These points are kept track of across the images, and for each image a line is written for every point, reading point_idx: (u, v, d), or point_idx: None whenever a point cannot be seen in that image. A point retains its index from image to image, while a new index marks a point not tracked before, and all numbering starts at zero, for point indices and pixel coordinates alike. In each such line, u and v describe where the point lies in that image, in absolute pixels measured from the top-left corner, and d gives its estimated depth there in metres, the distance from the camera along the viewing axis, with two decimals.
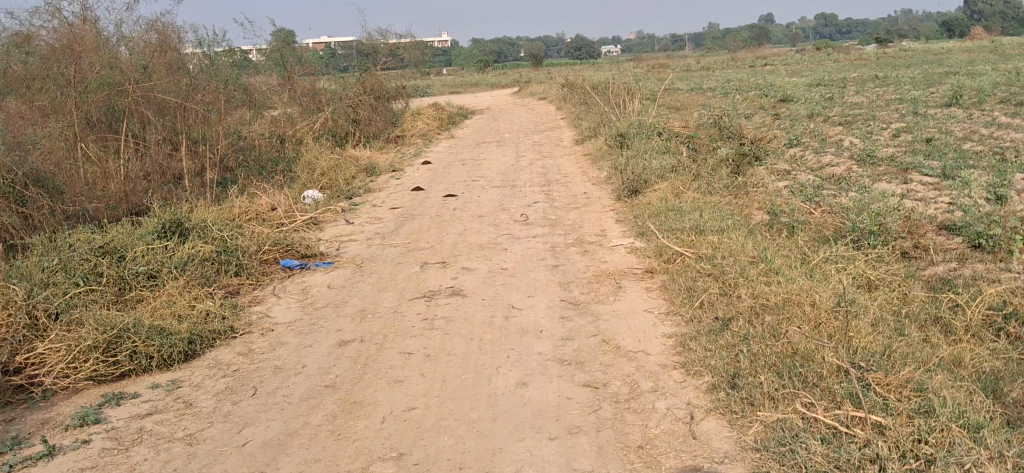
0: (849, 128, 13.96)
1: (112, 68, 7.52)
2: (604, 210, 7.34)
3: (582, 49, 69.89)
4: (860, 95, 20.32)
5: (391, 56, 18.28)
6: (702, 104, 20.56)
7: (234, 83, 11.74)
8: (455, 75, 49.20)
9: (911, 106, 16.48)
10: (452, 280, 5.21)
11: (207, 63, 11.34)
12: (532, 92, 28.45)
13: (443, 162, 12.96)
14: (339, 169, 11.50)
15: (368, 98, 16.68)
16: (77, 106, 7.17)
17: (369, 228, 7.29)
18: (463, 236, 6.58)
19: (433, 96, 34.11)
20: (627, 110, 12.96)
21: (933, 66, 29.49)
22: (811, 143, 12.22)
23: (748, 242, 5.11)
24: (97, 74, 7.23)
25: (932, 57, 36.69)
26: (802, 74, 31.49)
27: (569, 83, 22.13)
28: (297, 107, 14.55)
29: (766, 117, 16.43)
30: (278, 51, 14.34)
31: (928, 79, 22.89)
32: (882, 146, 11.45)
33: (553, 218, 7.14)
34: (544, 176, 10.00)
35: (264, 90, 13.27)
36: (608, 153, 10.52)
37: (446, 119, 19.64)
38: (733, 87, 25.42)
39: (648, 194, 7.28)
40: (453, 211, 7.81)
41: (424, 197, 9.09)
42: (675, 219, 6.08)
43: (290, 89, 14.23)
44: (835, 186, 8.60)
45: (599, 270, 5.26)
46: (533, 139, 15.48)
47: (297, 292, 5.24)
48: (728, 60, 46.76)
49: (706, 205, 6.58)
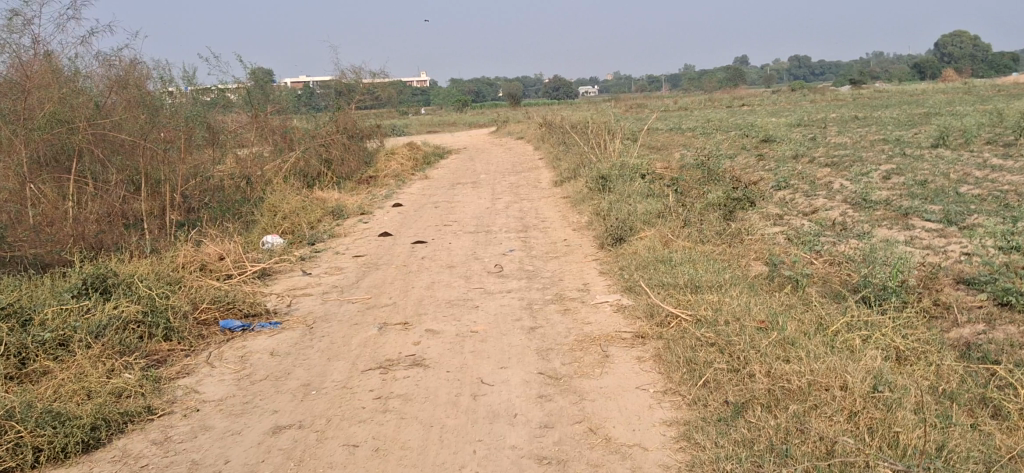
0: (837, 170, 13.42)
1: (66, 104, 7.07)
2: (586, 260, 6.70)
3: (561, 89, 69.72)
4: (842, 135, 19.84)
5: (364, 93, 17.68)
6: (683, 144, 20.04)
7: (196, 121, 11.12)
8: (433, 114, 48.76)
9: (897, 147, 15.99)
10: (415, 346, 4.54)
11: (165, 99, 10.71)
12: (509, 131, 27.95)
13: (415, 204, 12.30)
14: (303, 212, 10.84)
15: (339, 136, 16.04)
16: (22, 144, 6.72)
17: (327, 280, 6.61)
18: (430, 290, 5.92)
19: (409, 135, 33.48)
20: (608, 150, 12.39)
21: (913, 107, 29.18)
22: (800, 185, 11.65)
23: (751, 302, 4.47)
24: (46, 110, 6.87)
25: (907, 99, 36.54)
26: (780, 115, 31.14)
27: (548, 122, 21.60)
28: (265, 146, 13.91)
29: (750, 157, 15.92)
30: (246, 88, 13.74)
31: (911, 120, 22.50)
32: (874, 188, 10.89)
33: (530, 269, 6.49)
34: (520, 221, 9.36)
35: (230, 127, 12.65)
36: (589, 196, 9.92)
37: (421, 158, 19.04)
38: (713, 127, 24.97)
39: (633, 243, 6.64)
40: (421, 261, 7.15)
41: (391, 244, 8.43)
42: (665, 273, 5.43)
43: (257, 126, 13.59)
44: (833, 233, 8.00)
45: (582, 333, 4.60)
46: (510, 180, 14.86)
47: (235, 361, 4.54)
48: (705, 100, 46.59)
49: (699, 256, 5.94)
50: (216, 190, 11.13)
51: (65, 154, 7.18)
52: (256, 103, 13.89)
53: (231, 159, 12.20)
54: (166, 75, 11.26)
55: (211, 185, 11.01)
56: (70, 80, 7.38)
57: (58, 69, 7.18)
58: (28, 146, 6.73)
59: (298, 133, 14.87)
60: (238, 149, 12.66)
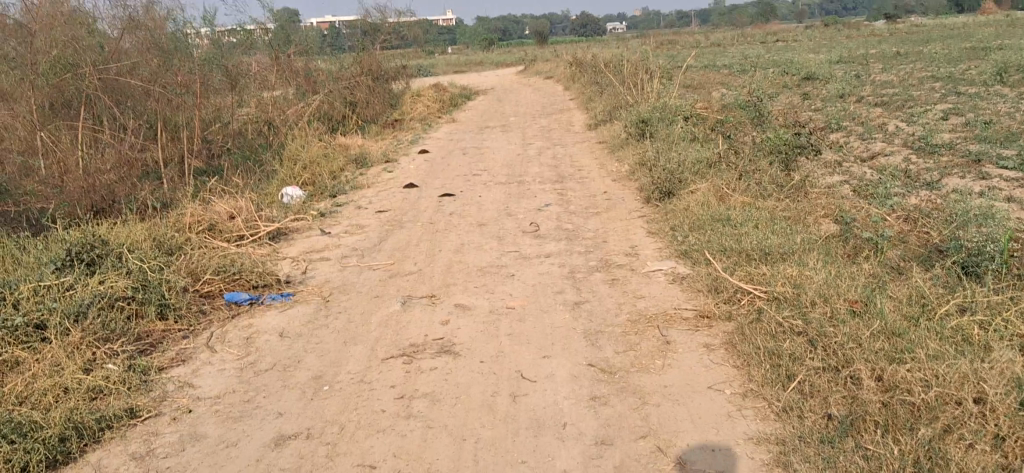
0: (890, 110, 12.62)
1: (72, 47, 6.49)
2: (631, 218, 6.05)
3: (589, 26, 68.33)
4: (888, 72, 18.92)
5: (389, 33, 16.94)
6: (720, 82, 19.19)
7: (212, 64, 10.52)
8: (459, 54, 47.78)
9: (950, 84, 15.12)
10: (444, 326, 3.95)
11: (180, 40, 10.06)
12: (538, 71, 27.12)
13: (443, 151, 11.66)
14: (324, 160, 10.23)
15: (364, 78, 15.36)
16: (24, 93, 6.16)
17: (348, 240, 6.03)
18: (459, 253, 5.32)
19: (434, 75, 32.66)
20: (646, 90, 11.67)
21: (958, 42, 27.99)
22: (854, 127, 10.89)
23: (834, 277, 3.82)
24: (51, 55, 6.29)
25: (948, 33, 35.22)
26: (818, 51, 30.02)
27: (579, 62, 20.77)
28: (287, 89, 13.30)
29: (793, 97, 15.11)
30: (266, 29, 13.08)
31: (958, 55, 21.46)
32: (935, 130, 10.12)
33: (570, 228, 5.86)
34: (555, 170, 8.70)
35: (251, 69, 12.03)
36: (629, 142, 9.25)
37: (448, 100, 18.35)
38: (750, 64, 24.02)
39: (683, 199, 5.98)
40: (449, 217, 6.55)
41: (418, 196, 7.83)
42: (725, 237, 4.78)
43: (277, 69, 12.94)
44: (899, 182, 7.29)
45: (636, 311, 3.99)
46: (541, 123, 14.16)
47: (238, 344, 3.98)
48: (737, 36, 45.31)
49: (761, 216, 5.28)
50: (234, 137, 10.55)
51: (66, 102, 6.58)
52: (277, 44, 13.21)
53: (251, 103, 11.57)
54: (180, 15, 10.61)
55: (229, 132, 10.44)
56: (77, 22, 6.78)
57: (62, 11, 6.59)
58: (30, 95, 6.17)
59: (320, 76, 14.19)
60: (258, 93, 12.02)
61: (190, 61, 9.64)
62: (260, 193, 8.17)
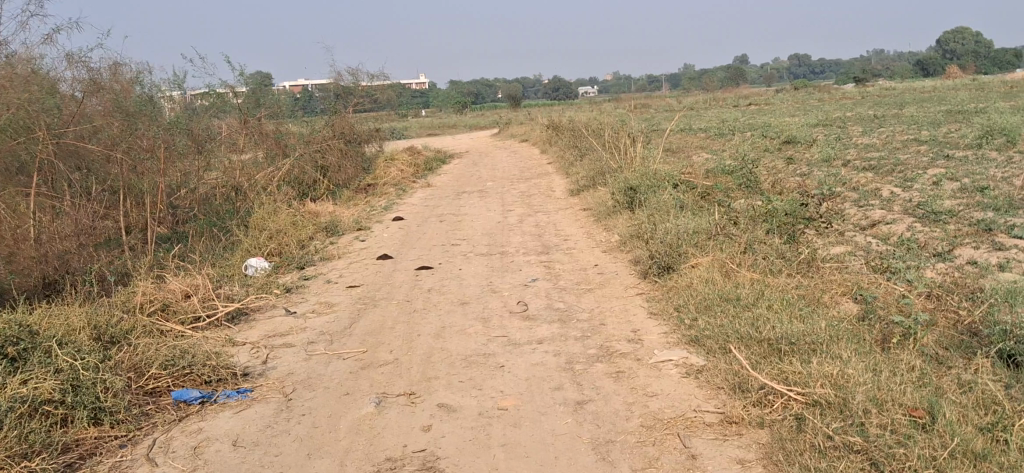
0: (880, 174, 12.26)
1: (22, 110, 5.96)
2: (628, 295, 5.53)
3: (562, 90, 68.69)
4: (868, 136, 18.71)
5: (362, 96, 16.51)
6: (699, 146, 18.89)
7: (176, 128, 10.01)
8: (431, 117, 47.52)
9: (935, 148, 14.87)
10: (426, 434, 3.39)
11: (144, 102, 9.57)
12: (512, 134, 26.80)
13: (418, 218, 11.14)
14: (294, 229, 9.69)
15: (337, 141, 14.89)
16: None
17: (316, 321, 5.47)
18: (441, 338, 4.78)
19: (407, 138, 32.29)
20: (630, 154, 11.25)
21: (932, 105, 28.03)
22: (847, 192, 10.51)
23: (877, 377, 3.33)
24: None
25: (918, 96, 35.47)
26: (792, 114, 29.96)
27: (555, 124, 20.42)
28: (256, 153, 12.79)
29: (776, 161, 14.77)
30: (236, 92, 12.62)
31: (937, 118, 21.36)
32: (932, 196, 9.73)
33: (563, 308, 5.33)
34: (539, 239, 8.20)
35: (218, 133, 11.53)
36: (616, 209, 8.79)
37: (422, 163, 17.91)
38: (727, 127, 23.83)
39: (685, 275, 5.48)
40: (428, 294, 6.02)
41: (394, 269, 7.30)
42: (740, 321, 4.29)
43: (247, 132, 12.44)
44: (909, 253, 6.84)
45: (648, 413, 3.45)
46: (519, 188, 13.69)
47: (183, 455, 3.37)
48: (709, 99, 45.43)
49: (777, 295, 4.78)
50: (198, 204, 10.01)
51: (14, 169, 6.03)
52: (247, 107, 12.74)
53: (218, 167, 11.04)
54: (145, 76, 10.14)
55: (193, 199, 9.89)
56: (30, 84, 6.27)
57: (14, 71, 6.08)
58: None
59: (291, 139, 13.70)
60: (226, 157, 11.50)
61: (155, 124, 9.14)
62: (223, 267, 7.61)
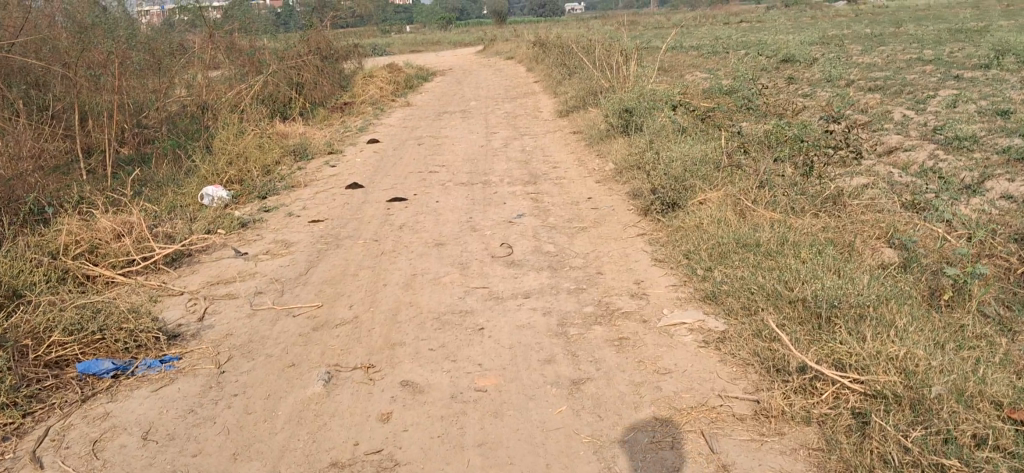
0: (888, 95, 11.49)
1: None
2: (627, 237, 4.82)
3: (548, 5, 67.04)
4: (869, 54, 17.86)
5: (339, 9, 15.54)
6: (692, 64, 18.01)
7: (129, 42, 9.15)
8: (414, 33, 46.11)
9: (941, 68, 14.09)
10: (384, 426, 2.71)
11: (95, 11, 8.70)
12: (498, 50, 25.77)
13: (395, 141, 10.35)
14: (258, 152, 8.91)
15: (312, 57, 13.97)
16: None
17: (269, 265, 4.77)
18: (411, 291, 4.08)
19: (389, 55, 31.19)
20: (623, 72, 10.45)
21: (931, 23, 27.07)
22: (857, 114, 9.76)
23: (951, 358, 2.66)
24: None
25: (913, 14, 34.41)
26: (787, 31, 28.94)
27: (543, 41, 19.46)
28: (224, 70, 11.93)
29: (775, 80, 13.97)
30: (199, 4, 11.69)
31: (939, 36, 20.49)
32: (949, 120, 8.99)
33: (554, 252, 4.62)
34: (526, 167, 7.46)
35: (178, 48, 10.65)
36: (610, 134, 8.05)
37: (403, 81, 17.01)
38: (721, 45, 22.90)
39: (694, 213, 4.76)
40: (399, 233, 5.30)
41: (365, 199, 6.58)
42: (767, 276, 3.60)
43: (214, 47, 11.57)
44: (937, 184, 6.13)
45: (663, 398, 2.78)
46: (504, 109, 12.87)
47: (80, 453, 2.70)
48: (699, 16, 44.15)
49: (803, 241, 4.09)
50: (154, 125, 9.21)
51: None
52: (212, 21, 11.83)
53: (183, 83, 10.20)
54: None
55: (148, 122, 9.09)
56: None
57: None
58: None
59: (262, 54, 12.79)
60: (189, 73, 10.64)
61: (107, 36, 8.29)
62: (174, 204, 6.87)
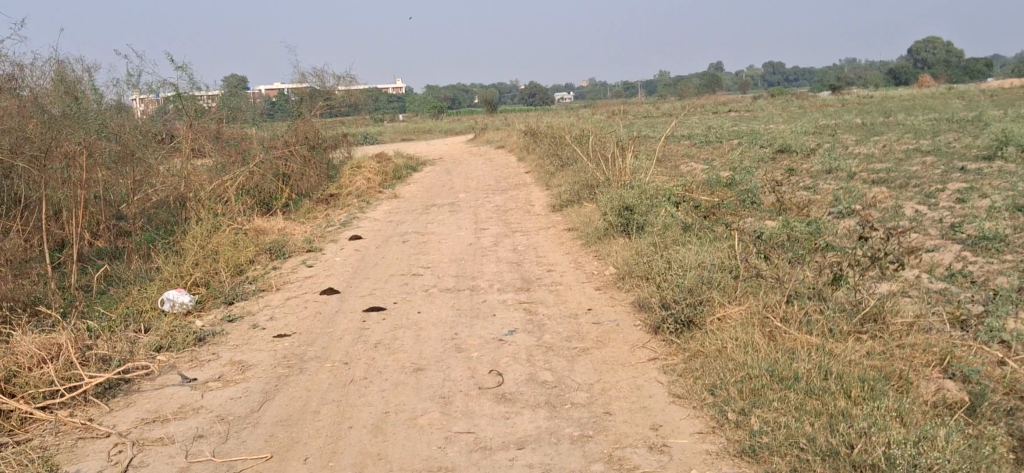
0: (896, 187, 10.93)
1: None
2: (636, 361, 4.15)
3: (537, 94, 67.31)
4: (866, 144, 17.44)
5: (328, 98, 15.07)
6: (687, 155, 17.52)
7: (101, 132, 8.58)
8: (404, 121, 45.98)
9: (944, 159, 13.62)
10: None
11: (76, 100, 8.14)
12: (488, 140, 25.40)
13: (379, 237, 9.70)
14: (230, 251, 8.26)
15: (297, 146, 13.43)
16: None
17: (219, 397, 4.08)
18: (382, 437, 3.39)
19: (379, 142, 30.84)
20: (621, 164, 9.89)
21: (922, 112, 26.89)
22: (868, 208, 9.18)
23: None
24: None
25: (900, 104, 34.33)
26: (778, 120, 28.71)
27: (534, 130, 19.00)
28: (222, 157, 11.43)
29: (774, 171, 13.43)
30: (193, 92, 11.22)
31: (934, 126, 20.17)
32: (967, 216, 8.39)
33: (552, 381, 3.93)
34: (518, 269, 6.81)
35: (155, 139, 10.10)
36: (609, 231, 7.43)
37: (391, 171, 16.47)
38: (715, 134, 22.55)
39: (715, 332, 4.11)
40: (374, 353, 4.62)
41: (340, 308, 5.90)
42: (817, 431, 2.95)
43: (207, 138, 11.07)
44: (976, 291, 5.48)
45: None
46: (492, 202, 12.26)
47: None
48: (687, 106, 44.17)
49: (851, 374, 3.44)
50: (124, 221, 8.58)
51: None
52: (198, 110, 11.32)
53: (158, 174, 9.60)
54: (76, 71, 8.71)
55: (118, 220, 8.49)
56: None
57: None
58: None
59: (245, 144, 12.24)
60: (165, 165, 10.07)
61: (77, 126, 7.73)
62: (131, 318, 6.20)
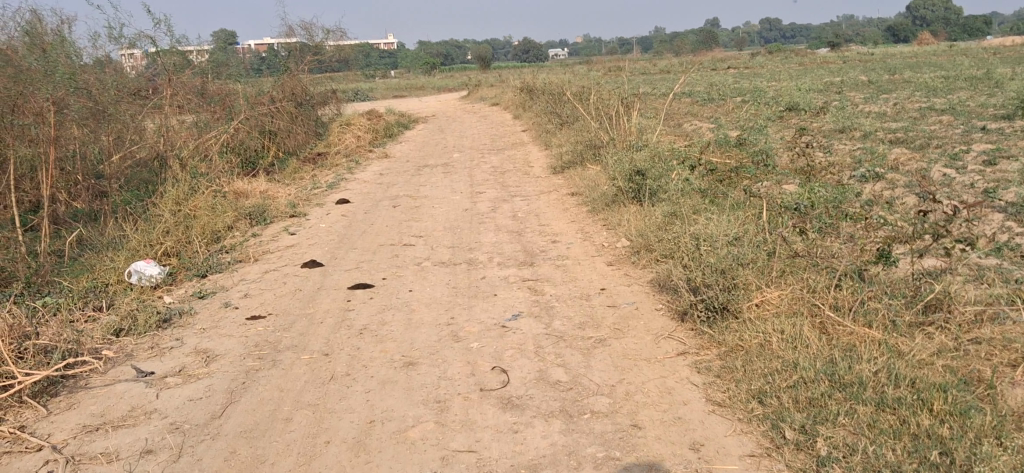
0: (916, 149, 10.31)
1: None
2: (663, 356, 3.57)
3: (531, 51, 66.34)
4: (875, 103, 16.81)
5: (318, 53, 14.36)
6: (689, 113, 16.86)
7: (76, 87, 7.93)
8: (396, 77, 45.07)
9: (961, 117, 13.01)
10: None
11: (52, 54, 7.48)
12: (483, 97, 24.65)
13: (368, 201, 9.09)
14: (208, 216, 7.65)
15: (285, 103, 12.75)
16: None
17: (174, 397, 3.50)
18: (365, 456, 2.82)
19: (370, 100, 30.06)
20: (627, 123, 9.26)
21: (926, 69, 26.19)
22: (891, 171, 8.58)
23: None
24: None
25: (902, 61, 33.55)
26: (779, 78, 28.00)
27: (531, 87, 18.30)
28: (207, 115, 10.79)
29: (783, 131, 12.79)
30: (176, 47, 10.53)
31: (943, 83, 19.51)
32: (1001, 181, 7.78)
33: (566, 382, 3.35)
34: (519, 240, 6.22)
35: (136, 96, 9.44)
36: (618, 197, 6.82)
37: (383, 128, 15.80)
38: (716, 91, 21.86)
39: (755, 323, 3.53)
40: (358, 342, 4.03)
41: (323, 284, 5.32)
42: (904, 463, 2.39)
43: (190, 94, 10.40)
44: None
45: None
46: (489, 163, 11.62)
47: None
48: (685, 63, 43.34)
49: (927, 381, 2.87)
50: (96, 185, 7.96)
51: None
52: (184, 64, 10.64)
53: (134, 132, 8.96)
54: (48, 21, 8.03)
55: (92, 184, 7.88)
56: None
57: None
58: None
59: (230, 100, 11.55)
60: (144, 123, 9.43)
61: (48, 79, 7.08)
62: (92, 294, 5.60)
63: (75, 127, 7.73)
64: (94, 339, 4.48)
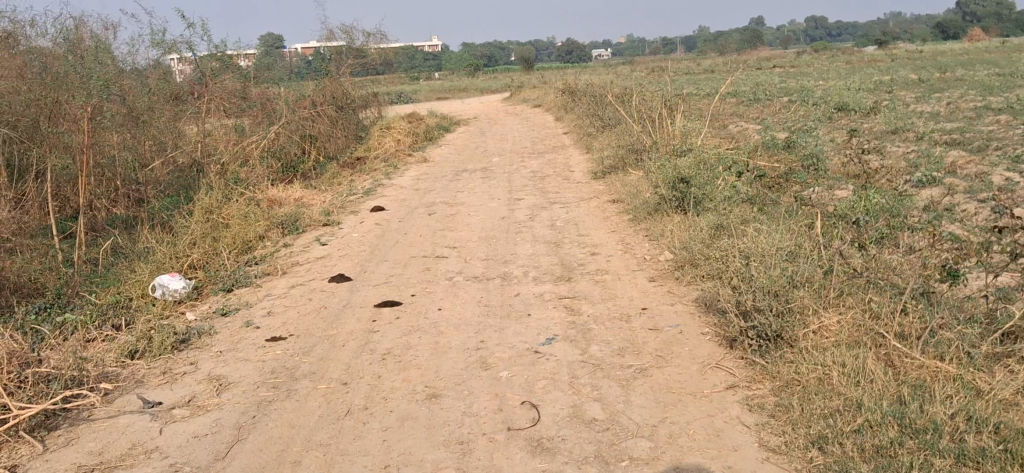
0: (974, 151, 9.82)
1: None
2: (709, 390, 3.25)
3: (574, 52, 65.91)
4: (929, 102, 16.23)
5: (358, 56, 14.15)
6: (735, 114, 16.40)
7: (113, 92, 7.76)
8: (439, 79, 44.91)
9: (1021, 117, 12.44)
10: None
11: (87, 61, 7.31)
12: (526, 99, 24.34)
13: (404, 208, 8.83)
14: (238, 225, 7.44)
15: (326, 106, 12.54)
16: None
17: (179, 433, 3.24)
18: None
19: (412, 102, 29.89)
20: (671, 126, 8.90)
21: (981, 67, 25.40)
22: (951, 175, 8.13)
23: None
24: None
25: (954, 58, 32.66)
26: (827, 77, 27.33)
27: (574, 89, 17.96)
28: (246, 120, 10.60)
29: (834, 132, 12.33)
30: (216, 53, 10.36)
31: (1000, 81, 18.83)
32: None
33: (602, 420, 3.04)
34: (557, 252, 5.91)
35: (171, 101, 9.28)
36: (662, 205, 6.48)
37: (423, 132, 15.57)
38: (764, 91, 21.34)
39: (813, 354, 3.19)
40: (380, 370, 3.75)
41: (350, 301, 5.05)
42: None
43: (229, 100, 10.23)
44: None
45: None
46: (528, 167, 11.32)
47: None
48: (731, 62, 42.67)
49: (1013, 430, 2.52)
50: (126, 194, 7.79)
51: None
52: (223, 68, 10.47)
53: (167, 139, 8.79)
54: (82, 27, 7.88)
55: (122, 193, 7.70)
56: None
57: None
58: None
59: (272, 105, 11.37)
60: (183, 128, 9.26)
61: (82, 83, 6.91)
62: (114, 309, 5.39)
63: (106, 135, 7.56)
64: (107, 364, 4.23)
